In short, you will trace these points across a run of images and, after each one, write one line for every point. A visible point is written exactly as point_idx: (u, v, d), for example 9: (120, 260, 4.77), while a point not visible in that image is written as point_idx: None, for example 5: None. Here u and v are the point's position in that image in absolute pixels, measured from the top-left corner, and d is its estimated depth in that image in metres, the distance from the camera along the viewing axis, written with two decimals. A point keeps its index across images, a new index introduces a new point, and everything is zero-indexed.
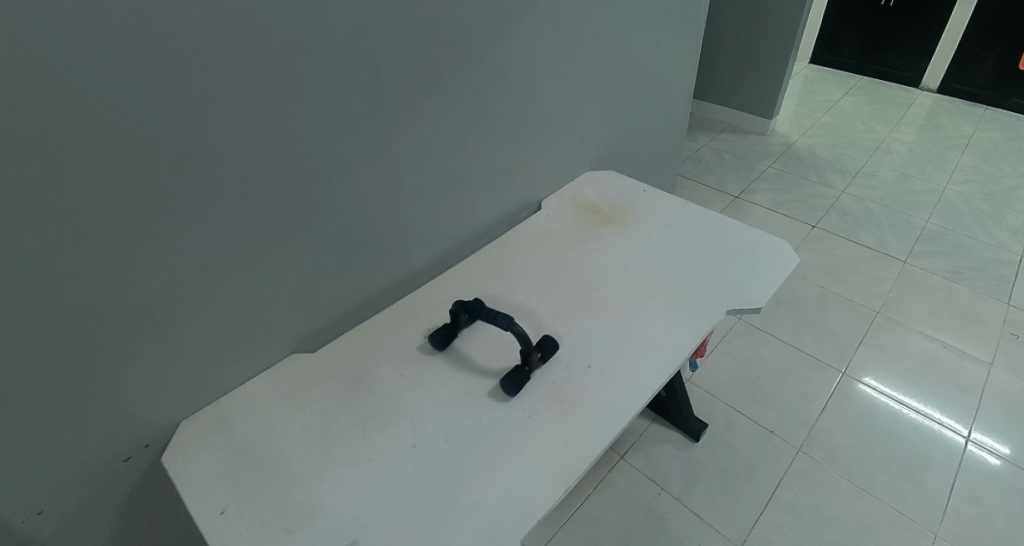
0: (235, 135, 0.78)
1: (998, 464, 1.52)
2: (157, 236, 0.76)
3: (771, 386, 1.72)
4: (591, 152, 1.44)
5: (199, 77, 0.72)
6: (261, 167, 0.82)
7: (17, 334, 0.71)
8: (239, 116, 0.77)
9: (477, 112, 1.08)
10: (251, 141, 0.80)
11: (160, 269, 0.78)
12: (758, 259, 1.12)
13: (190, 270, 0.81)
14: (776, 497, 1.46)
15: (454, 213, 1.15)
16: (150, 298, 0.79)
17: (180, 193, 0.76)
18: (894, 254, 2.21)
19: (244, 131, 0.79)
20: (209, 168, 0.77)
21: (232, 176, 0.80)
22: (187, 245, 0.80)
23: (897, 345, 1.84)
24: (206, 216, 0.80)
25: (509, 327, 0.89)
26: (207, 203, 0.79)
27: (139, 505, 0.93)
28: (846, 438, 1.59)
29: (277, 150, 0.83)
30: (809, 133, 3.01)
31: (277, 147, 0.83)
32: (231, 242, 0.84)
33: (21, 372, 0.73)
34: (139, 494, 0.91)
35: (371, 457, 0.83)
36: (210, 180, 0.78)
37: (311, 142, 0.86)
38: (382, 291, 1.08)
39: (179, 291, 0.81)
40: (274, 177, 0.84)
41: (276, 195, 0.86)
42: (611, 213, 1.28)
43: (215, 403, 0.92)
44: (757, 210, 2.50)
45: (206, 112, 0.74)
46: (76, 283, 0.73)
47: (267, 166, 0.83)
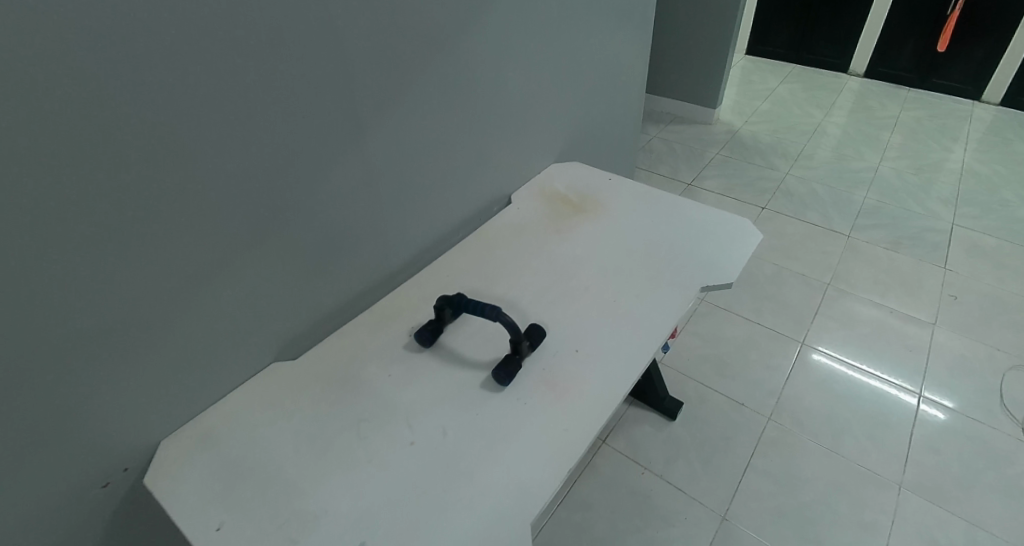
0: (205, 137, 0.75)
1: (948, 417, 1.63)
2: (131, 247, 0.74)
3: (738, 361, 1.79)
4: (555, 143, 1.46)
5: (165, 78, 0.69)
6: (234, 169, 0.80)
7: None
8: (210, 116, 0.75)
9: (446, 108, 1.08)
10: (222, 141, 0.77)
11: (134, 282, 0.76)
12: (724, 237, 1.17)
13: (166, 280, 0.79)
14: (752, 465, 1.52)
15: (428, 211, 1.14)
16: (125, 313, 0.76)
17: (152, 200, 0.73)
18: (838, 229, 2.32)
19: (215, 133, 0.76)
20: (183, 175, 0.75)
21: (204, 180, 0.77)
22: (161, 255, 0.77)
23: (849, 313, 1.95)
24: (180, 223, 0.77)
25: (497, 318, 0.89)
26: (181, 209, 0.77)
27: (119, 532, 0.88)
28: (811, 404, 1.66)
29: (250, 151, 0.81)
30: (751, 120, 3.13)
31: (249, 147, 0.81)
32: (207, 249, 0.82)
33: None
34: (118, 520, 0.87)
35: (369, 458, 0.81)
36: (181, 186, 0.75)
37: (285, 140, 0.84)
38: (360, 292, 1.07)
39: (155, 303, 0.79)
40: (249, 179, 0.82)
41: (251, 198, 0.84)
42: (580, 202, 1.30)
43: (197, 418, 0.89)
44: (709, 195, 2.59)
45: (176, 114, 0.72)
46: (52, 302, 0.69)
47: (239, 167, 0.81)
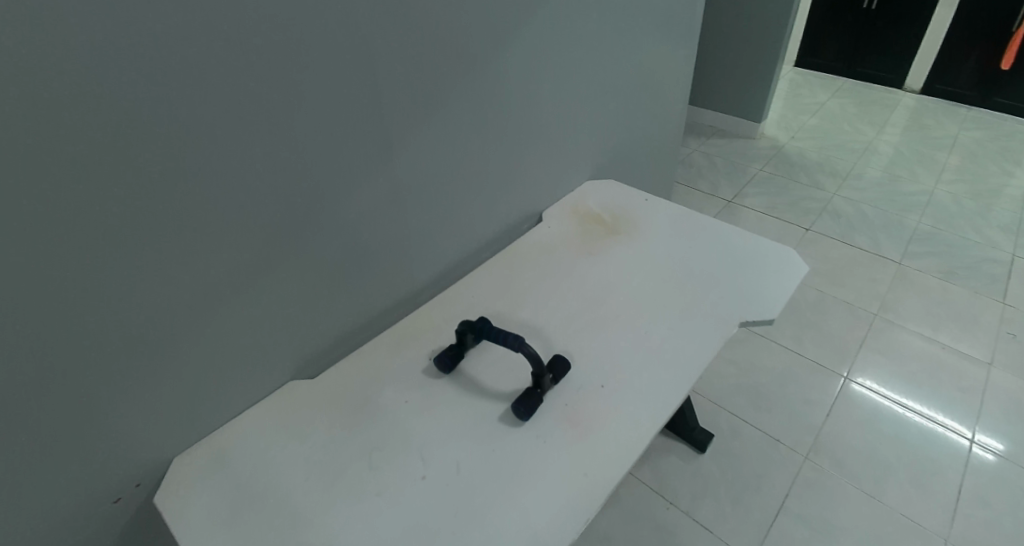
0: (224, 150, 0.73)
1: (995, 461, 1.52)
2: (152, 262, 0.72)
3: (774, 392, 1.71)
4: (590, 160, 1.41)
5: (184, 89, 0.67)
6: (253, 185, 0.78)
7: (10, 371, 0.66)
8: (230, 129, 0.73)
9: (477, 123, 1.05)
10: (241, 155, 0.75)
11: (147, 296, 0.73)
12: (766, 267, 1.10)
13: (181, 294, 0.77)
14: (785, 507, 1.44)
15: (455, 228, 1.11)
16: (136, 328, 0.74)
17: (167, 213, 0.71)
18: (888, 256, 2.21)
19: (233, 146, 0.74)
20: (207, 190, 0.74)
21: (221, 193, 0.75)
22: (176, 269, 0.75)
23: (896, 347, 1.84)
24: (196, 236, 0.75)
25: (519, 349, 0.85)
26: (197, 223, 0.74)
27: None
28: (853, 443, 1.57)
29: (270, 166, 0.78)
30: (797, 136, 3.02)
31: (270, 162, 0.78)
32: (224, 264, 0.79)
33: (13, 411, 0.68)
34: (128, 537, 0.85)
35: (379, 491, 0.77)
36: (198, 199, 0.73)
37: (307, 156, 0.82)
38: (382, 310, 1.04)
39: (167, 318, 0.76)
40: (269, 194, 0.80)
41: (270, 213, 0.81)
42: (613, 223, 1.25)
43: (210, 435, 0.86)
44: (751, 214, 2.49)
45: (193, 127, 0.69)
46: (73, 314, 0.69)
47: (259, 181, 0.78)
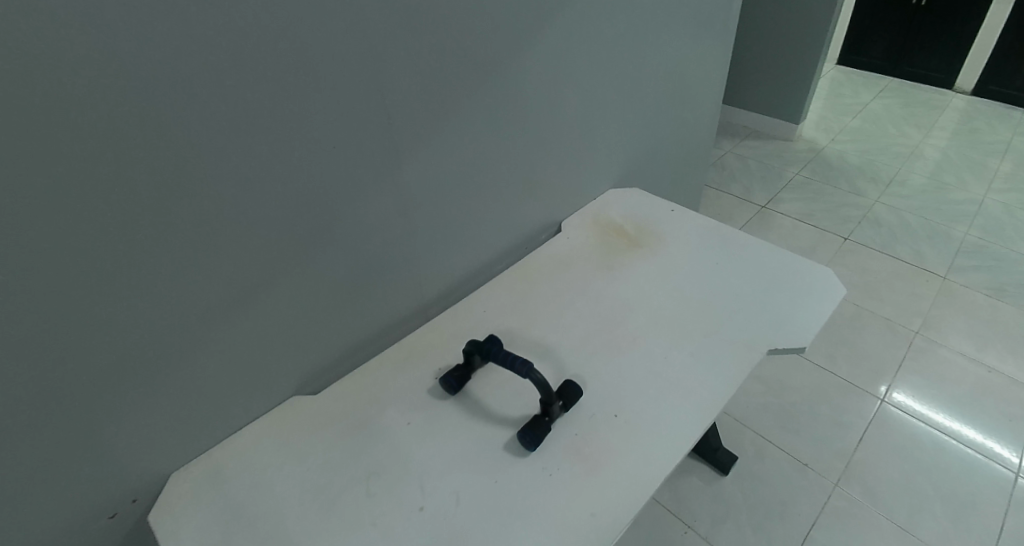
0: (222, 163, 0.69)
1: None
2: (149, 278, 0.69)
3: (804, 413, 1.63)
4: (615, 166, 1.35)
5: (178, 101, 0.63)
6: (252, 200, 0.74)
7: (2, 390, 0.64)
8: (228, 142, 0.69)
9: (495, 131, 1.00)
10: (240, 169, 0.71)
11: (141, 315, 0.70)
12: (798, 289, 1.03)
13: (177, 312, 0.73)
14: (811, 537, 1.37)
15: (470, 239, 1.06)
16: (130, 347, 0.71)
17: (162, 228, 0.68)
18: (931, 269, 2.09)
19: (232, 160, 0.70)
20: (206, 203, 0.70)
21: (220, 208, 0.72)
22: (172, 286, 0.72)
23: (938, 368, 1.74)
24: (194, 252, 0.72)
25: (527, 375, 0.81)
26: (194, 238, 0.71)
27: None
28: (886, 471, 1.49)
29: (271, 179, 0.75)
30: (838, 138, 2.89)
31: (271, 175, 0.74)
32: (223, 280, 0.76)
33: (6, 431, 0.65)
34: None
35: (374, 521, 0.74)
36: (194, 213, 0.70)
37: (311, 169, 0.78)
38: (391, 324, 1.00)
39: (163, 336, 0.73)
40: (270, 208, 0.76)
41: (271, 227, 0.78)
42: (636, 235, 1.19)
43: (208, 451, 0.84)
44: (785, 220, 2.39)
45: (189, 140, 0.66)
46: (67, 332, 0.66)
47: (260, 196, 0.75)
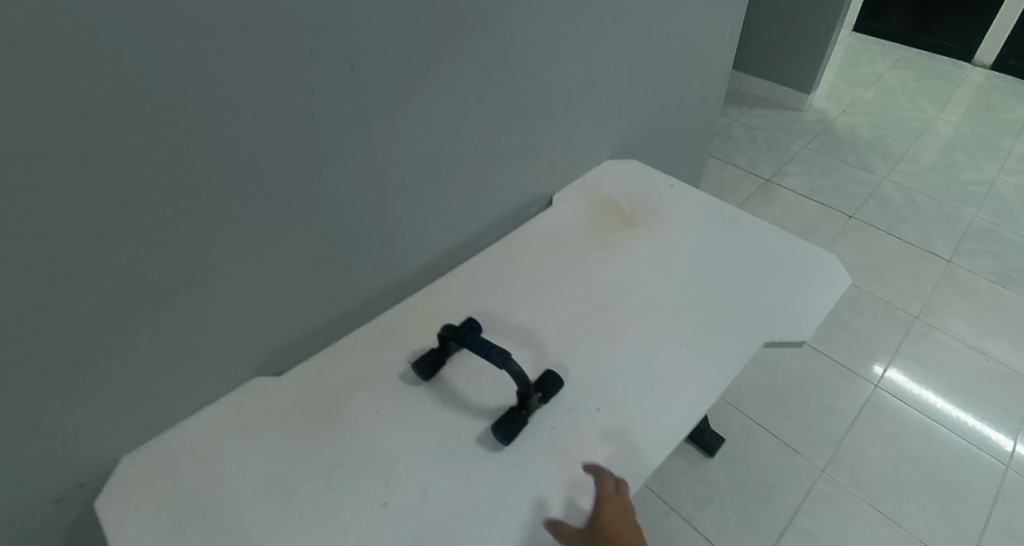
0: (166, 134, 0.61)
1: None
2: (90, 257, 0.62)
3: (795, 396, 1.59)
4: (613, 136, 1.27)
5: (108, 62, 0.55)
6: (203, 175, 0.66)
7: None
8: (172, 110, 0.60)
9: (484, 97, 0.91)
10: (189, 140, 0.63)
11: (78, 301, 0.64)
12: (801, 276, 0.97)
13: (121, 296, 0.67)
14: (795, 524, 1.34)
15: (454, 212, 0.99)
16: (68, 334, 0.65)
17: (97, 205, 0.60)
18: (936, 252, 2.03)
19: (178, 130, 0.62)
20: (154, 175, 0.62)
21: (167, 183, 0.64)
22: (114, 269, 0.64)
23: (936, 356, 1.69)
24: (139, 230, 0.64)
25: (504, 365, 0.75)
26: (138, 215, 0.63)
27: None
28: (876, 459, 1.45)
29: (226, 153, 0.66)
30: (850, 110, 2.77)
31: (224, 149, 0.66)
32: (175, 262, 0.69)
33: None
34: (75, 536, 0.79)
35: (334, 516, 0.70)
36: (136, 188, 0.62)
37: (271, 141, 0.69)
38: (365, 301, 0.93)
39: (105, 322, 0.67)
40: (226, 184, 0.68)
41: (229, 204, 0.70)
42: (631, 213, 1.12)
43: (164, 433, 0.79)
44: (789, 195, 2.31)
45: (124, 107, 0.57)
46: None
47: (212, 171, 0.66)
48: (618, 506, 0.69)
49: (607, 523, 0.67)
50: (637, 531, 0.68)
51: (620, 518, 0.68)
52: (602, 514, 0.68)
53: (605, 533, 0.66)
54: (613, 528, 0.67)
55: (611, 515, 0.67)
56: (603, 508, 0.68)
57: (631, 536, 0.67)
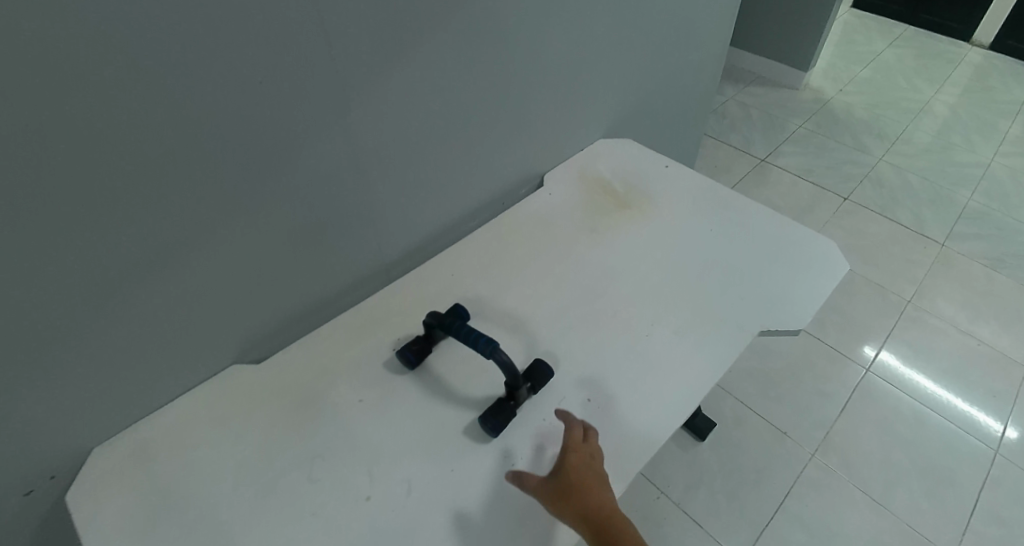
0: (121, 108, 0.57)
1: (1015, 471, 1.41)
2: (48, 236, 0.59)
3: (786, 380, 1.58)
4: (607, 114, 1.23)
5: (50, 29, 0.51)
6: (166, 153, 0.62)
7: None
8: (125, 82, 0.56)
9: (472, 72, 0.87)
10: (147, 114, 0.59)
11: (33, 287, 0.60)
12: (799, 262, 0.95)
13: (81, 282, 0.63)
14: (784, 508, 1.34)
15: (441, 193, 0.95)
16: (24, 324, 0.61)
17: (46, 185, 0.56)
18: (930, 235, 2.01)
19: (133, 103, 0.57)
20: (116, 149, 0.58)
21: (124, 161, 0.59)
22: (70, 254, 0.61)
23: (928, 340, 1.68)
24: (96, 211, 0.60)
25: (491, 355, 0.73)
26: (94, 195, 0.59)
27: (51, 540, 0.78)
28: (865, 443, 1.45)
29: (189, 129, 0.62)
30: (847, 89, 2.73)
31: (188, 125, 0.62)
32: (139, 246, 0.65)
33: None
34: (48, 531, 0.76)
35: (316, 511, 0.68)
36: (90, 166, 0.58)
37: (241, 117, 0.65)
38: (349, 285, 0.90)
39: (64, 310, 0.63)
40: (192, 163, 0.64)
41: (196, 185, 0.66)
42: (625, 194, 1.09)
43: (138, 423, 0.76)
44: (784, 176, 2.27)
45: (71, 78, 0.53)
46: None
47: (176, 149, 0.62)
48: (585, 456, 0.69)
49: (571, 471, 0.67)
50: (604, 480, 0.67)
51: (586, 468, 0.67)
52: (567, 464, 0.67)
53: (568, 480, 0.66)
54: (577, 476, 0.67)
55: (577, 465, 0.67)
56: (567, 458, 0.68)
57: (598, 485, 0.66)
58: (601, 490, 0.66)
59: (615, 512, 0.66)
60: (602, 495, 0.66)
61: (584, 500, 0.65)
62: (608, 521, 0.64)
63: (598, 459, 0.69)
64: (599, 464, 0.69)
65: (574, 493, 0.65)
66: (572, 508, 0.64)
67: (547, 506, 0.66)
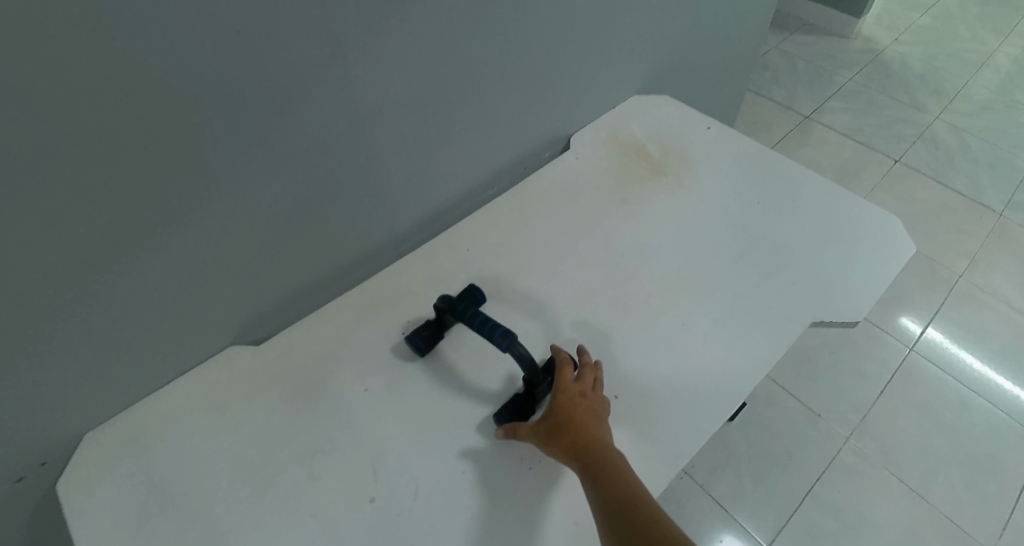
0: (88, 65, 0.49)
1: None
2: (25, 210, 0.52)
3: (822, 358, 1.49)
4: (643, 68, 1.11)
5: None
6: (128, 118, 0.53)
7: None
8: (90, 36, 0.48)
9: (491, 21, 0.76)
10: (101, 71, 0.50)
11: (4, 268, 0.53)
12: (857, 241, 0.85)
13: (40, 267, 0.55)
14: (814, 493, 1.28)
15: (458, 159, 0.86)
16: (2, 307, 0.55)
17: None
18: (987, 204, 1.86)
19: (80, 58, 0.48)
20: (92, 112, 0.51)
21: (80, 126, 0.51)
22: (32, 233, 0.53)
23: (979, 319, 1.57)
24: (61, 183, 0.53)
25: (508, 349, 0.66)
26: (47, 167, 0.51)
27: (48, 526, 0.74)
28: (904, 428, 1.37)
29: (150, 89, 0.53)
30: (903, 38, 2.51)
31: (148, 84, 0.52)
32: (106, 224, 0.57)
33: None
34: (43, 517, 0.72)
35: (315, 512, 0.63)
36: (33, 134, 0.49)
37: (228, 78, 0.56)
38: (356, 259, 0.83)
39: (22, 298, 0.56)
40: (158, 130, 0.55)
41: (167, 155, 0.57)
42: (661, 159, 0.99)
43: (133, 407, 0.71)
44: (830, 135, 2.11)
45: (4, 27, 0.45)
46: None
47: (139, 112, 0.53)
48: (574, 395, 0.66)
49: (559, 409, 0.64)
50: (598, 416, 0.64)
51: (575, 403, 0.65)
52: (556, 402, 0.65)
53: (556, 418, 0.64)
54: (566, 412, 0.64)
55: (566, 402, 0.65)
56: (557, 397, 0.65)
57: (592, 420, 0.64)
58: (595, 424, 0.63)
59: (607, 443, 0.62)
60: (596, 428, 0.63)
61: (573, 433, 0.62)
62: (599, 456, 0.61)
63: (588, 397, 0.66)
64: (592, 402, 0.66)
65: (563, 427, 0.63)
66: (560, 442, 0.62)
67: (538, 445, 0.63)
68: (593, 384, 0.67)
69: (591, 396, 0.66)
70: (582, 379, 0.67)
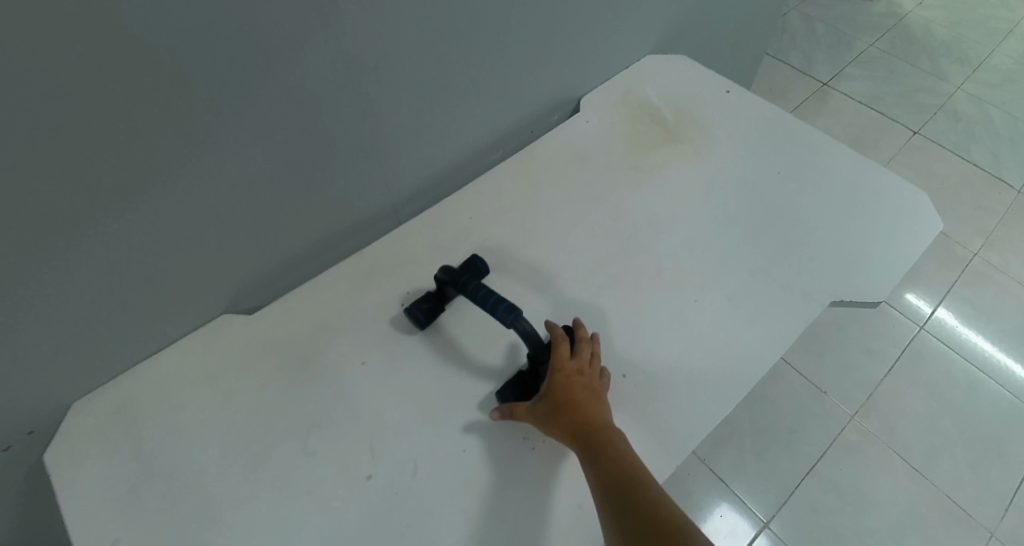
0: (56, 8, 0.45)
1: None
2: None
3: (830, 335, 1.46)
4: (659, 27, 1.04)
5: None
6: (104, 70, 0.49)
7: None
8: None
9: None
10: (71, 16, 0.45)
11: None
12: (880, 217, 0.81)
13: (10, 231, 0.51)
14: (816, 471, 1.27)
15: (461, 121, 0.82)
16: None
17: None
18: (1006, 179, 1.80)
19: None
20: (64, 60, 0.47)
21: (51, 76, 0.47)
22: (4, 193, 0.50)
23: (992, 298, 1.53)
24: (33, 139, 0.49)
25: (512, 325, 0.63)
26: (17, 121, 0.47)
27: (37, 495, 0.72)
28: (910, 407, 1.35)
29: (127, 38, 0.48)
30: (928, 3, 2.40)
31: (125, 32, 0.48)
32: (82, 184, 0.53)
33: None
34: (32, 486, 0.70)
35: (310, 489, 0.61)
36: None
37: (214, 28, 0.52)
38: (353, 225, 0.79)
39: None
40: (135, 84, 0.51)
41: (144, 113, 0.52)
42: (675, 125, 0.94)
43: (121, 377, 0.68)
44: (848, 104, 2.04)
45: None
46: None
47: (115, 64, 0.49)
48: (572, 373, 0.63)
49: (556, 389, 0.61)
50: (597, 395, 0.62)
51: (573, 382, 0.62)
52: (555, 381, 0.62)
53: (555, 397, 0.61)
54: (564, 391, 0.61)
55: (565, 379, 0.62)
56: (555, 374, 0.63)
57: (591, 400, 0.61)
58: (595, 405, 0.60)
59: (609, 425, 0.59)
60: (596, 409, 0.60)
61: (572, 413, 0.59)
62: (602, 438, 0.58)
63: (584, 375, 0.63)
64: (590, 379, 0.63)
65: (562, 407, 0.60)
66: (559, 423, 0.59)
67: (537, 426, 0.61)
68: (590, 361, 0.64)
69: (590, 372, 0.64)
70: (580, 355, 0.65)
